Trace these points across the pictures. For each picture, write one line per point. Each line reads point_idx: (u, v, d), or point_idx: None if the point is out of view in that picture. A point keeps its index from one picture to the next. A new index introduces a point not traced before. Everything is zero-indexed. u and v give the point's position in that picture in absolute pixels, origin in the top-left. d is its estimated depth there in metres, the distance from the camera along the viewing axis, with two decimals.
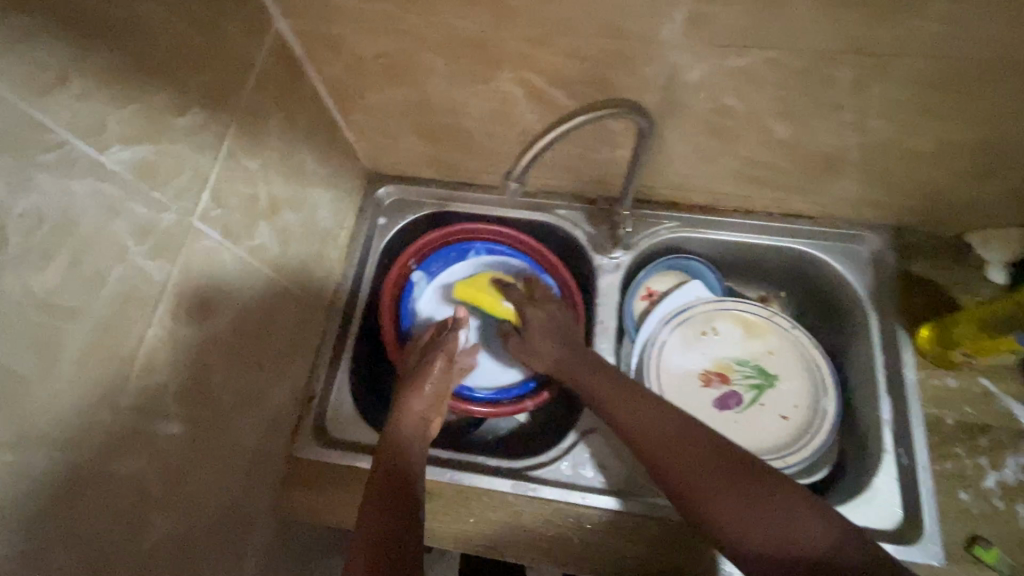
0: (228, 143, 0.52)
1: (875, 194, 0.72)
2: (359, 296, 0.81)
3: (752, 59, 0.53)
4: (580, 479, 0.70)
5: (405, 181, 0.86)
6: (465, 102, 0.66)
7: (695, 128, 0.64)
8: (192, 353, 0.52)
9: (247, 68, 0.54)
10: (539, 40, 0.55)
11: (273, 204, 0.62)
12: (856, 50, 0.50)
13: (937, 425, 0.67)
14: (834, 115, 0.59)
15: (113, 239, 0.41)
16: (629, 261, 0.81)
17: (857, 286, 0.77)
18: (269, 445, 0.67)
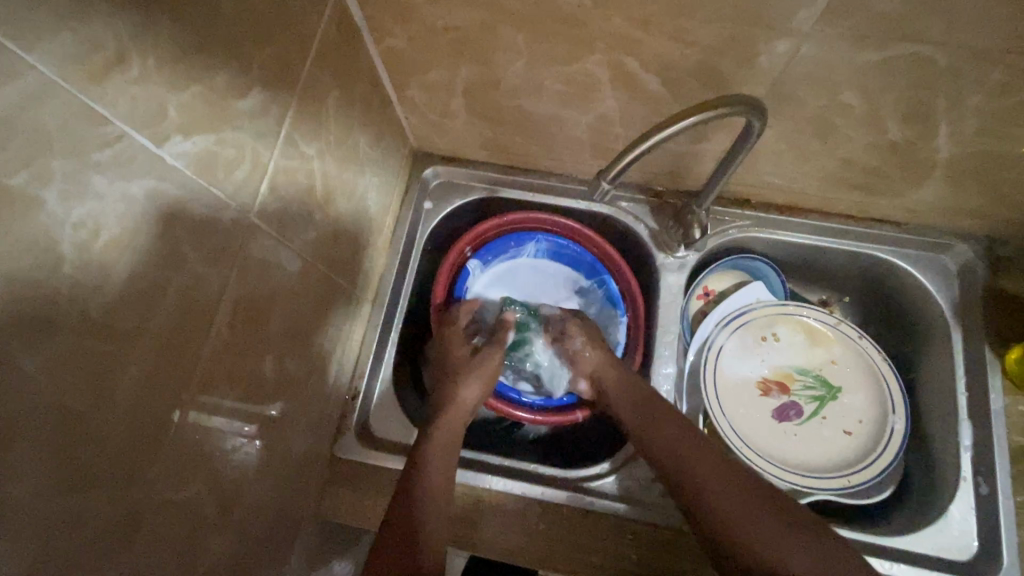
0: (286, 126, 0.46)
1: (975, 204, 0.66)
2: (403, 286, 0.75)
3: (890, 54, 0.46)
4: (637, 494, 0.67)
5: (455, 163, 0.80)
6: (539, 83, 0.59)
7: (796, 125, 0.57)
8: (246, 361, 0.47)
9: (307, 39, 0.47)
10: (644, 20, 0.48)
11: (324, 191, 0.56)
12: (1020, 50, 0.44)
13: (1020, 455, 0.64)
14: (963, 120, 0.52)
15: (172, 246, 0.36)
16: (694, 261, 0.75)
17: (939, 299, 0.72)
18: (313, 447, 0.63)
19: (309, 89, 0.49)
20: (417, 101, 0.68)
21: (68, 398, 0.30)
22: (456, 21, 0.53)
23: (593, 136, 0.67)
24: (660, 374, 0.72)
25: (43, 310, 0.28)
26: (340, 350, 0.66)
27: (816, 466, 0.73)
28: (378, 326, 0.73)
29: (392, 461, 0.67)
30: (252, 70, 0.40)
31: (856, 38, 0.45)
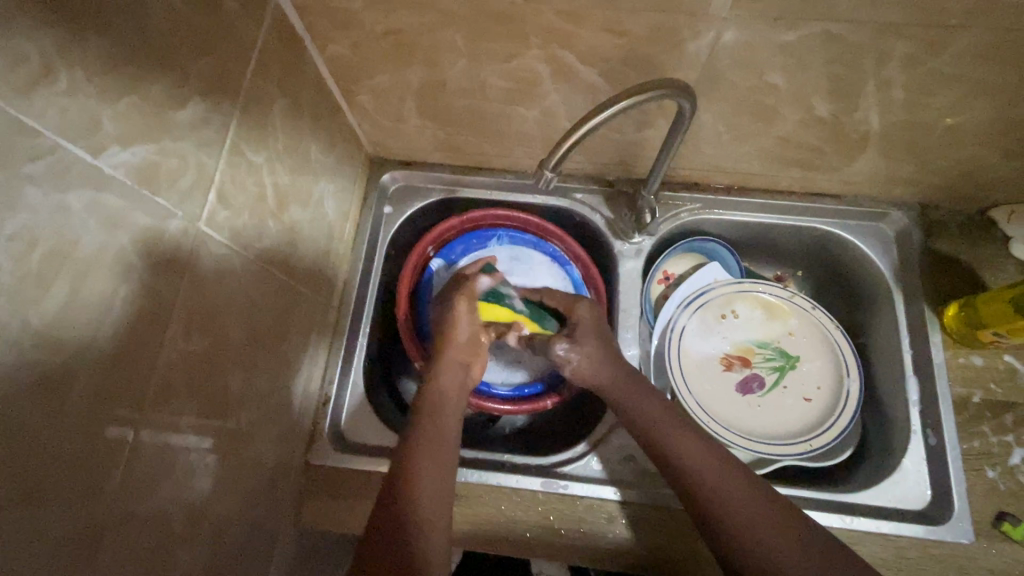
0: (231, 135, 0.47)
1: (904, 172, 0.70)
2: (368, 290, 0.76)
3: (804, 33, 0.49)
4: (610, 475, 0.68)
5: (412, 166, 0.81)
6: (483, 81, 0.61)
7: (731, 107, 0.60)
8: (206, 371, 0.47)
9: (247, 48, 0.48)
10: (573, 14, 0.50)
11: (278, 199, 0.56)
12: (920, 22, 0.47)
13: (963, 404, 0.67)
14: (880, 92, 0.56)
15: (118, 255, 0.36)
16: (649, 246, 0.78)
17: (882, 265, 0.76)
18: (285, 455, 0.63)
19: (253, 98, 0.50)
20: (367, 106, 0.69)
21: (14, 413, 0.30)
22: (396, 24, 0.55)
23: (542, 130, 0.68)
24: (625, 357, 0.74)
25: None
26: (307, 357, 0.67)
27: (780, 432, 0.76)
28: (345, 331, 0.73)
29: (367, 463, 0.67)
30: (189, 80, 0.41)
31: (771, 20, 0.48)
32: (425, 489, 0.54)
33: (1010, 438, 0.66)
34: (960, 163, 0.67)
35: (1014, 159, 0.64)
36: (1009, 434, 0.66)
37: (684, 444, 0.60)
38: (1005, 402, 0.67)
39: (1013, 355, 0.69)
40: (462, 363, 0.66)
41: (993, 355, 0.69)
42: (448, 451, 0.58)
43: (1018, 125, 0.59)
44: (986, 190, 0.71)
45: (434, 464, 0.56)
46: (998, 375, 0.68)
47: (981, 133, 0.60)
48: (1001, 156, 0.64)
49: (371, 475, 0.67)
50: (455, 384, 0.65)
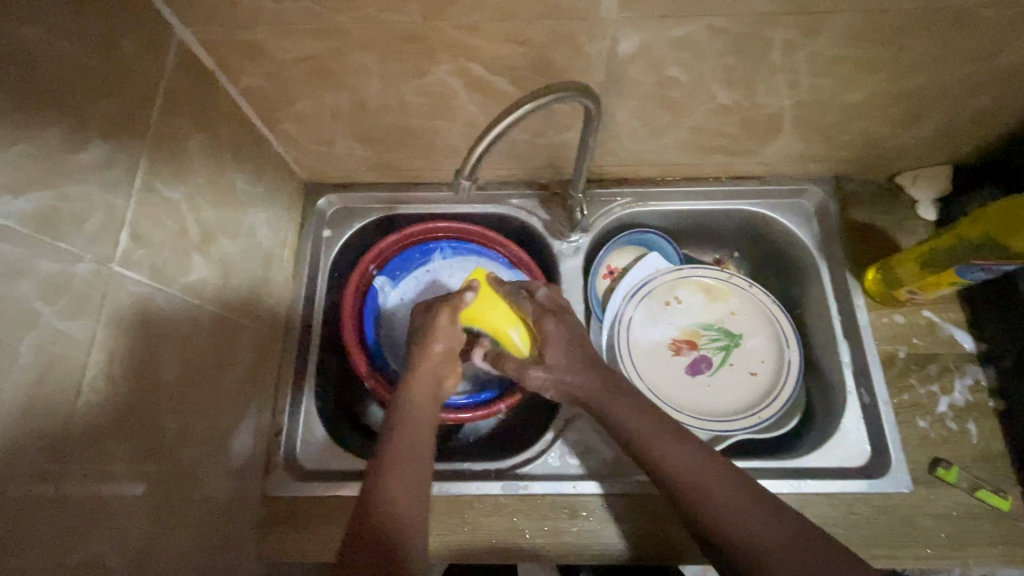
0: (142, 174, 0.47)
1: (813, 149, 0.74)
2: (314, 314, 0.76)
3: (691, 28, 0.52)
4: (570, 469, 0.69)
5: (348, 189, 0.81)
6: (401, 99, 0.62)
7: (641, 103, 0.63)
8: (138, 410, 0.46)
9: (152, 86, 0.48)
10: (473, 28, 0.52)
11: (204, 233, 0.56)
12: (792, 10, 0.50)
13: (891, 360, 0.71)
14: (772, 77, 0.59)
15: (19, 304, 0.36)
16: (587, 243, 0.80)
17: (805, 238, 0.80)
18: (239, 491, 0.62)
19: (163, 136, 0.50)
20: (292, 134, 0.70)
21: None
22: (304, 51, 0.56)
23: (468, 142, 0.70)
24: None
25: None
26: (254, 390, 0.66)
27: (731, 408, 0.78)
28: (294, 359, 0.73)
29: (326, 488, 0.67)
30: (86, 123, 0.41)
31: (658, 18, 0.51)
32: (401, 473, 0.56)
33: (936, 387, 0.70)
34: (861, 137, 0.71)
35: (908, 128, 0.69)
36: (934, 384, 0.70)
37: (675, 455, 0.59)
38: (928, 355, 0.71)
39: (930, 311, 0.73)
40: (429, 369, 0.65)
41: (913, 312, 0.73)
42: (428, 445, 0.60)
43: (903, 97, 0.63)
44: (890, 159, 0.76)
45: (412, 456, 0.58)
46: (920, 330, 0.73)
47: (872, 107, 0.65)
48: (896, 126, 0.69)
49: (332, 500, 0.66)
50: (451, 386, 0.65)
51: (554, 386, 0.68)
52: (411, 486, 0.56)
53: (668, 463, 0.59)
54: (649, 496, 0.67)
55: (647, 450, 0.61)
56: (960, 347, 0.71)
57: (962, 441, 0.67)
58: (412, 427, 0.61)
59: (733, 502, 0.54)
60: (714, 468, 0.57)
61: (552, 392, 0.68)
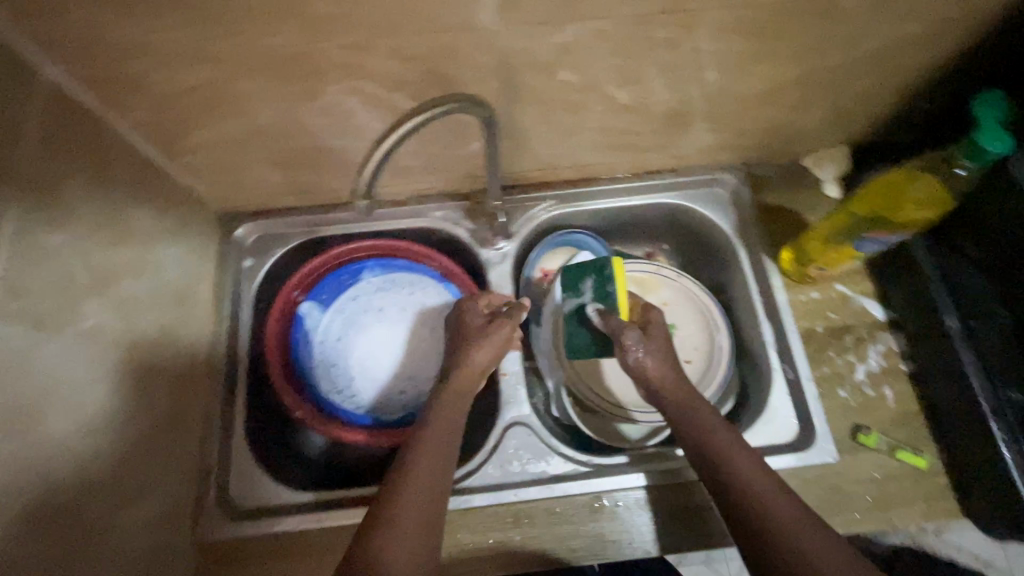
0: (15, 222, 0.45)
1: (719, 139, 0.77)
2: (240, 345, 0.74)
3: (573, 33, 0.53)
4: (511, 477, 0.69)
5: (267, 215, 0.80)
6: (301, 121, 0.61)
7: (542, 108, 0.64)
8: (31, 470, 0.44)
9: (19, 129, 0.46)
10: (357, 46, 0.52)
11: (98, 275, 0.54)
12: (665, 10, 0.52)
13: (809, 335, 0.74)
14: (663, 74, 0.61)
15: None
16: (514, 249, 0.81)
17: (723, 224, 0.82)
18: (164, 539, 0.59)
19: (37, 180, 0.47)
20: (196, 164, 0.68)
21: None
22: (189, 80, 0.54)
23: None
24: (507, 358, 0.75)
25: None
26: (176, 433, 0.63)
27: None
28: (220, 395, 0.70)
29: (260, 526, 0.65)
30: None
31: (539, 25, 0.52)
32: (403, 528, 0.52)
33: (852, 357, 0.73)
34: (761, 124, 0.74)
35: (802, 112, 0.72)
36: (851, 354, 0.73)
37: (739, 463, 0.58)
38: (843, 326, 0.75)
39: (842, 284, 0.77)
40: (464, 388, 0.64)
41: (826, 287, 0.77)
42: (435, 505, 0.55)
43: (790, 83, 0.66)
44: (792, 143, 0.79)
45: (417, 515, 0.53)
46: (834, 303, 0.76)
47: (764, 95, 0.68)
48: (790, 112, 0.72)
49: (268, 537, 0.64)
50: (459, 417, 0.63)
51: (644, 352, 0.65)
52: (419, 512, 0.54)
53: (728, 467, 0.58)
54: (614, 490, 0.67)
55: (706, 451, 0.60)
56: (871, 316, 0.75)
57: (880, 406, 0.70)
58: (427, 479, 0.56)
59: (791, 517, 0.53)
60: (773, 483, 0.56)
61: (639, 355, 0.65)
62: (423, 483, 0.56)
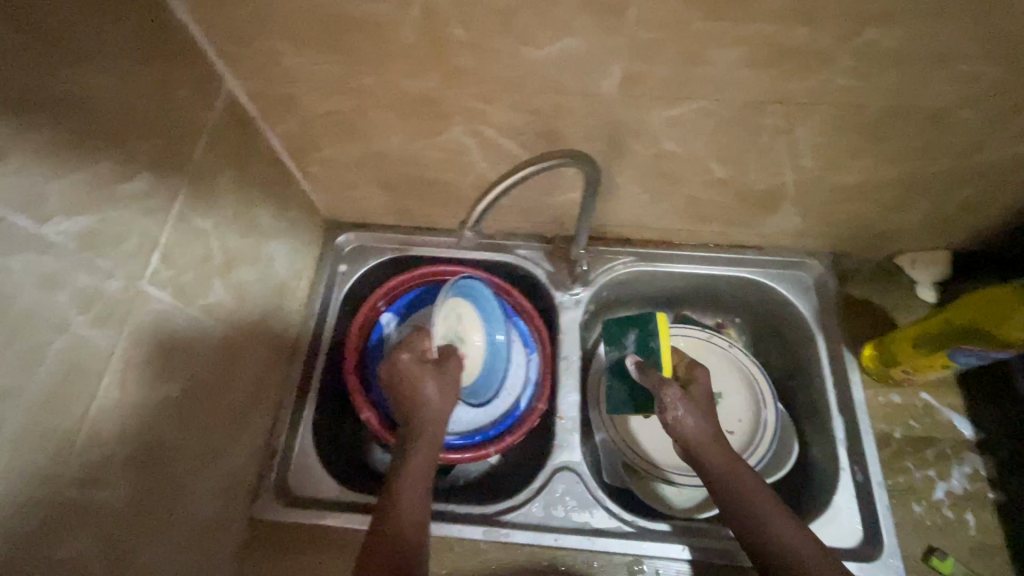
0: (180, 205, 0.53)
1: (809, 224, 0.76)
2: (323, 340, 0.79)
3: (686, 110, 0.57)
4: (551, 519, 0.69)
5: (367, 229, 0.86)
6: (418, 153, 0.68)
7: (642, 171, 0.67)
8: (141, 421, 0.50)
9: (199, 130, 0.54)
10: (486, 97, 0.57)
11: (225, 260, 0.61)
12: (777, 101, 0.55)
13: (886, 441, 0.71)
14: (766, 156, 0.63)
15: (57, 312, 0.40)
16: (588, 296, 0.83)
17: (805, 309, 0.80)
18: (224, 509, 0.64)
19: (201, 171, 0.55)
20: (319, 176, 0.75)
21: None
22: (333, 106, 0.61)
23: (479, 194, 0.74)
24: (565, 403, 0.77)
25: None
26: (254, 410, 0.68)
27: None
28: (297, 384, 0.75)
29: (311, 516, 0.68)
30: (137, 158, 0.47)
31: (655, 99, 0.56)
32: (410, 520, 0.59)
33: (932, 472, 0.69)
34: (858, 216, 0.74)
35: (902, 212, 0.72)
36: (930, 469, 0.69)
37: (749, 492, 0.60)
38: (925, 438, 0.71)
39: (928, 392, 0.73)
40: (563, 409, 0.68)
41: (910, 393, 0.73)
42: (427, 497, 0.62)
43: (896, 182, 0.66)
44: (886, 240, 0.78)
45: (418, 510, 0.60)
46: (917, 413, 0.72)
47: (866, 190, 0.68)
48: (891, 209, 0.71)
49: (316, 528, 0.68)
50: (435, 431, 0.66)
51: (681, 411, 0.63)
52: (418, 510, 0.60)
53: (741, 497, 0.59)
54: (654, 556, 0.66)
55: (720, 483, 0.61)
56: (958, 432, 0.71)
57: (959, 531, 0.66)
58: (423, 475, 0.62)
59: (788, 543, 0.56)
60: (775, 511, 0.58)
61: (676, 415, 0.62)
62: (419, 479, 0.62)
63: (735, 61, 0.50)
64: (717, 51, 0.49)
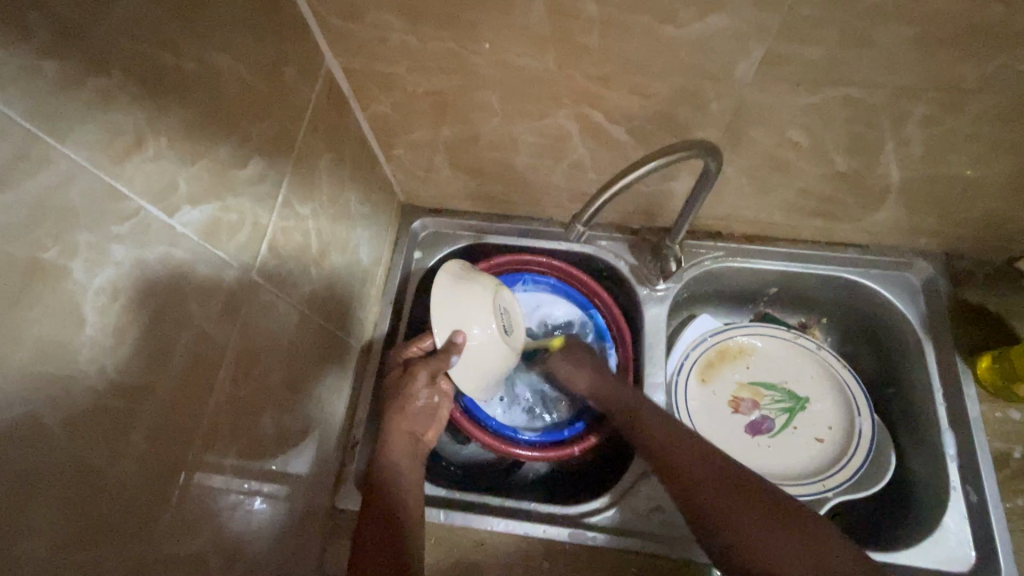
0: (285, 191, 0.50)
1: (927, 222, 0.71)
2: (399, 330, 0.76)
3: (825, 96, 0.52)
4: (639, 527, 0.66)
5: (443, 213, 0.82)
6: (515, 138, 0.64)
7: (755, 162, 0.63)
8: (246, 412, 0.48)
9: (303, 110, 0.52)
10: (605, 79, 0.53)
11: (319, 247, 0.59)
12: (935, 87, 0.50)
13: (1004, 460, 0.66)
14: (900, 148, 0.58)
15: (181, 306, 0.38)
16: (674, 292, 0.78)
17: (909, 315, 0.74)
18: (313, 500, 0.63)
19: (303, 155, 0.53)
20: (403, 159, 0.72)
21: (72, 447, 0.31)
22: (436, 86, 0.58)
23: (569, 183, 0.71)
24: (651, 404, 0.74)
25: (63, 369, 0.30)
26: (337, 398, 0.67)
27: (796, 473, 0.74)
28: (374, 373, 0.73)
29: None
30: (251, 141, 0.44)
31: (793, 84, 0.51)
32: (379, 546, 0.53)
33: None
34: (986, 216, 0.68)
35: None
36: None
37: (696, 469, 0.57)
38: None
39: None
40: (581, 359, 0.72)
41: None
42: (405, 521, 0.56)
43: None
44: (1012, 242, 0.72)
45: (391, 534, 0.54)
46: None
47: (1004, 186, 0.62)
48: None
49: None
50: (393, 458, 0.61)
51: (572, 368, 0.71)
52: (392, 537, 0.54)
53: (686, 483, 0.57)
54: None
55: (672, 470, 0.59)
56: None
57: None
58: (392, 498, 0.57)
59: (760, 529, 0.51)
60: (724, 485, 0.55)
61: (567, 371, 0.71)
62: (387, 505, 0.57)
63: (901, 41, 0.46)
64: (884, 31, 0.45)
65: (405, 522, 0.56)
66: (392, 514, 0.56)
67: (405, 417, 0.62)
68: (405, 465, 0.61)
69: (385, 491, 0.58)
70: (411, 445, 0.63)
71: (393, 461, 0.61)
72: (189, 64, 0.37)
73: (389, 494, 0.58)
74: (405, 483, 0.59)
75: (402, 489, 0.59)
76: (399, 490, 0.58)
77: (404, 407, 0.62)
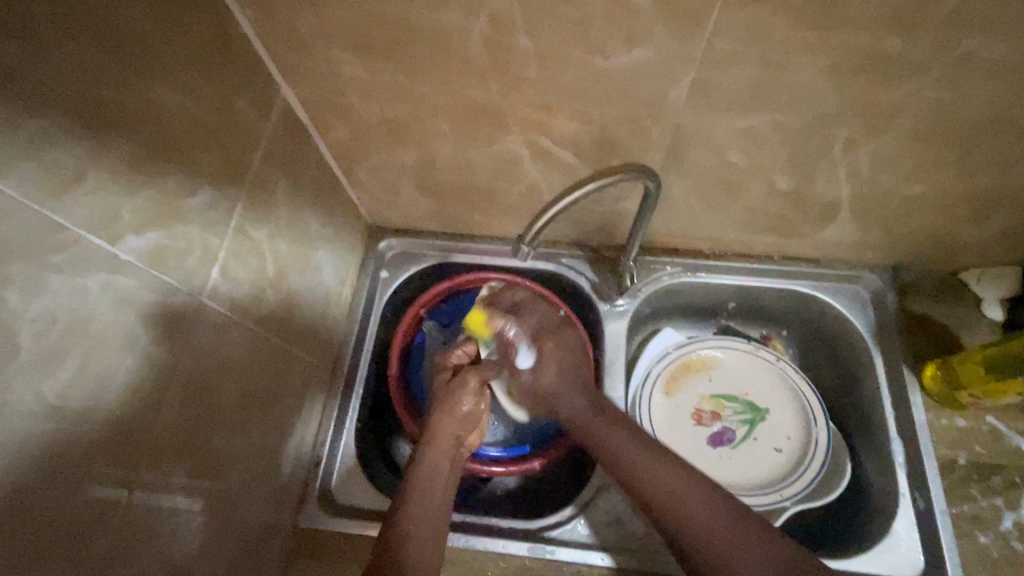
0: (238, 217, 0.52)
1: (871, 237, 0.73)
2: (364, 349, 0.77)
3: (754, 120, 0.55)
4: (598, 539, 0.67)
5: (408, 234, 0.84)
6: (470, 162, 0.66)
7: (699, 182, 0.65)
8: (198, 432, 0.49)
9: (257, 139, 0.54)
10: (547, 106, 0.56)
11: (277, 270, 0.60)
12: (856, 112, 0.53)
13: (951, 466, 0.68)
14: (833, 168, 0.61)
15: (125, 330, 0.40)
16: (633, 307, 0.80)
17: (859, 326, 0.76)
18: (274, 519, 0.64)
19: (257, 182, 0.55)
20: (365, 183, 0.74)
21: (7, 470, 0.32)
22: (389, 115, 0.60)
23: (526, 203, 0.73)
24: None
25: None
26: (301, 417, 0.68)
27: (755, 483, 0.75)
28: (339, 391, 0.74)
29: (356, 526, 0.66)
30: (200, 171, 0.46)
31: (723, 110, 0.54)
32: (417, 537, 0.57)
33: (999, 501, 0.66)
34: (925, 230, 0.71)
35: (974, 225, 0.69)
36: (998, 497, 0.66)
37: (658, 479, 0.60)
38: (992, 463, 0.68)
39: (994, 416, 0.70)
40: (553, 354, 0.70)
41: (976, 416, 0.70)
42: (439, 517, 0.60)
43: (972, 194, 0.63)
44: (953, 254, 0.75)
45: (424, 527, 0.58)
46: (982, 437, 0.69)
47: (937, 202, 0.65)
48: (963, 223, 0.69)
49: (360, 538, 0.66)
50: (434, 458, 0.64)
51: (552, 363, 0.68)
52: (426, 528, 0.58)
53: (648, 484, 0.60)
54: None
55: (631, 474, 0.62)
56: None
57: None
58: (426, 494, 0.61)
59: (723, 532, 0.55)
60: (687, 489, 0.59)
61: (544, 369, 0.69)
62: (423, 502, 0.60)
63: (817, 70, 0.49)
64: (798, 62, 0.48)
65: (438, 516, 0.60)
66: (421, 507, 0.59)
67: (452, 417, 0.66)
68: (443, 464, 0.64)
69: (423, 490, 0.61)
70: (457, 444, 0.66)
71: (441, 462, 0.64)
72: (133, 102, 0.39)
73: (429, 490, 0.61)
74: (445, 484, 0.63)
75: (442, 490, 0.62)
76: (439, 488, 0.62)
77: (447, 405, 0.66)
